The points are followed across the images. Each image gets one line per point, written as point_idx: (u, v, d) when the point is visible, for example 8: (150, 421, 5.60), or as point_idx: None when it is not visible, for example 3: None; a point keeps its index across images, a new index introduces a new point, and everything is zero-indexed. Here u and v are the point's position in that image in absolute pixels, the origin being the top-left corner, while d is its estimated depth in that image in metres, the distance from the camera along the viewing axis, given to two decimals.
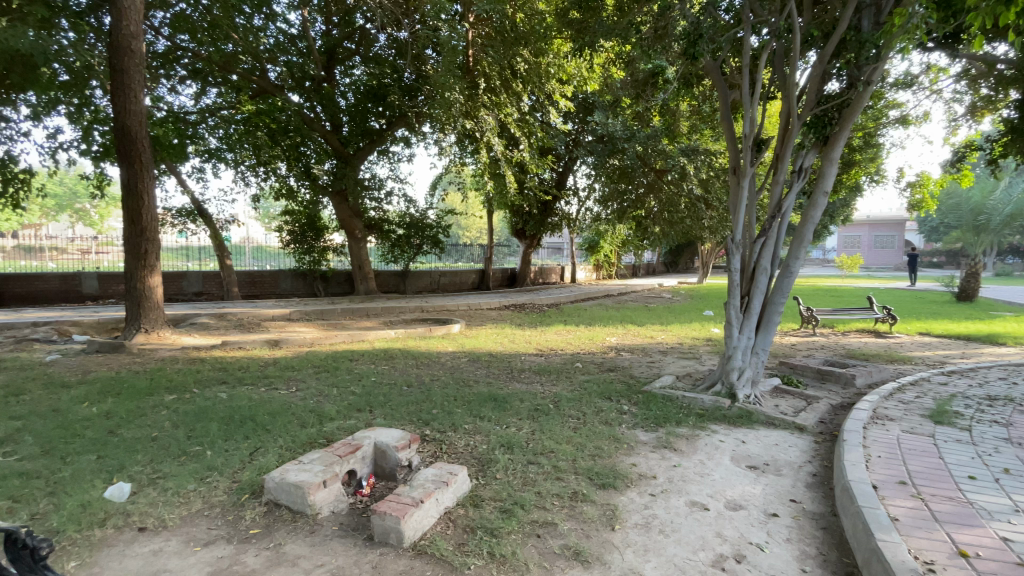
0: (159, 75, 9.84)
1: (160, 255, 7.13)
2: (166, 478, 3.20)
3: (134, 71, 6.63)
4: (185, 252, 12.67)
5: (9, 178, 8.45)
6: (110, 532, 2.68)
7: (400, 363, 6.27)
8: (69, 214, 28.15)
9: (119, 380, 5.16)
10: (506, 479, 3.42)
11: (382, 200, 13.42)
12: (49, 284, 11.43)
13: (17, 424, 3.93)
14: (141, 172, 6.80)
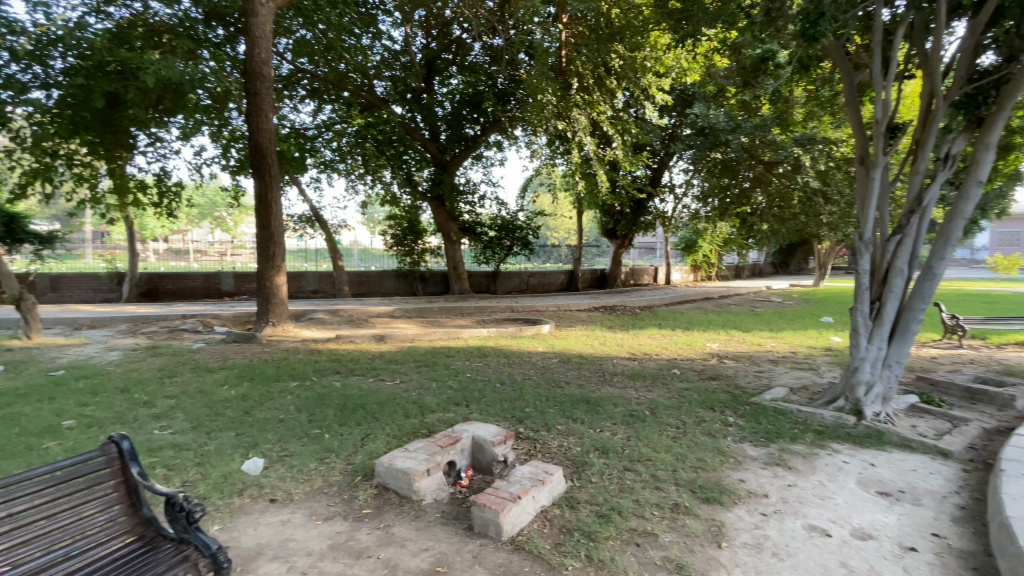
0: (284, 96, 11.00)
1: (285, 256, 7.97)
2: (291, 456, 3.56)
3: (266, 93, 7.49)
4: (301, 254, 14.24)
5: (166, 191, 9.98)
6: (248, 501, 3.03)
7: (493, 361, 6.43)
8: (210, 221, 32.65)
9: (252, 367, 5.85)
10: (602, 484, 3.35)
11: (475, 204, 13.92)
12: (196, 283, 13.20)
13: (173, 402, 4.60)
14: (271, 182, 7.67)
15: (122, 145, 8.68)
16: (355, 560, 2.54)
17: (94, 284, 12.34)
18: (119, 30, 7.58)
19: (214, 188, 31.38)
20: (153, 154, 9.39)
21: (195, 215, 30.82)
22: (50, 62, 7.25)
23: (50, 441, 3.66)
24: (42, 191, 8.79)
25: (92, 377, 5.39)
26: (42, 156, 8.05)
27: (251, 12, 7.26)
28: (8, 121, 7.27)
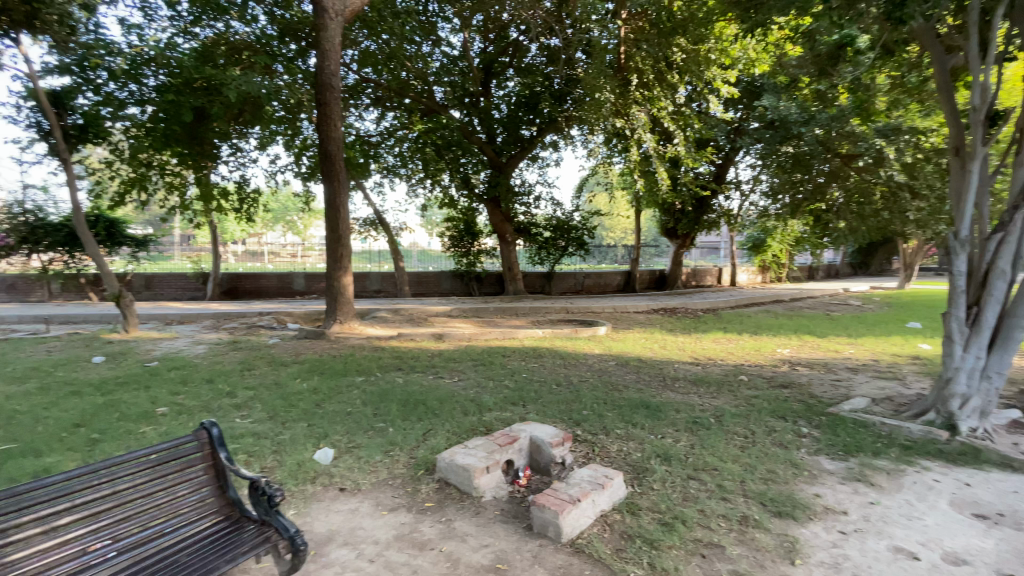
0: (350, 105, 11.53)
1: (351, 257, 8.36)
2: (358, 448, 3.72)
3: (334, 103, 7.89)
4: (365, 255, 14.93)
5: (245, 197, 10.76)
6: (319, 489, 3.20)
7: (549, 362, 6.42)
8: (283, 225, 34.91)
9: (321, 362, 6.19)
10: (664, 491, 3.25)
11: (531, 205, 13.94)
12: (270, 282, 14.14)
13: (253, 394, 4.96)
14: (339, 187, 8.07)
15: (208, 155, 9.44)
16: (418, 552, 2.62)
17: (184, 284, 13.66)
18: (204, 49, 8.27)
19: (287, 194, 33.48)
20: (234, 163, 10.14)
21: (269, 220, 33.04)
22: (145, 80, 8.01)
23: (148, 425, 4.05)
24: (140, 199, 9.73)
25: (182, 368, 5.90)
26: (140, 166, 8.92)
27: (321, 26, 7.67)
28: (110, 133, 8.12)
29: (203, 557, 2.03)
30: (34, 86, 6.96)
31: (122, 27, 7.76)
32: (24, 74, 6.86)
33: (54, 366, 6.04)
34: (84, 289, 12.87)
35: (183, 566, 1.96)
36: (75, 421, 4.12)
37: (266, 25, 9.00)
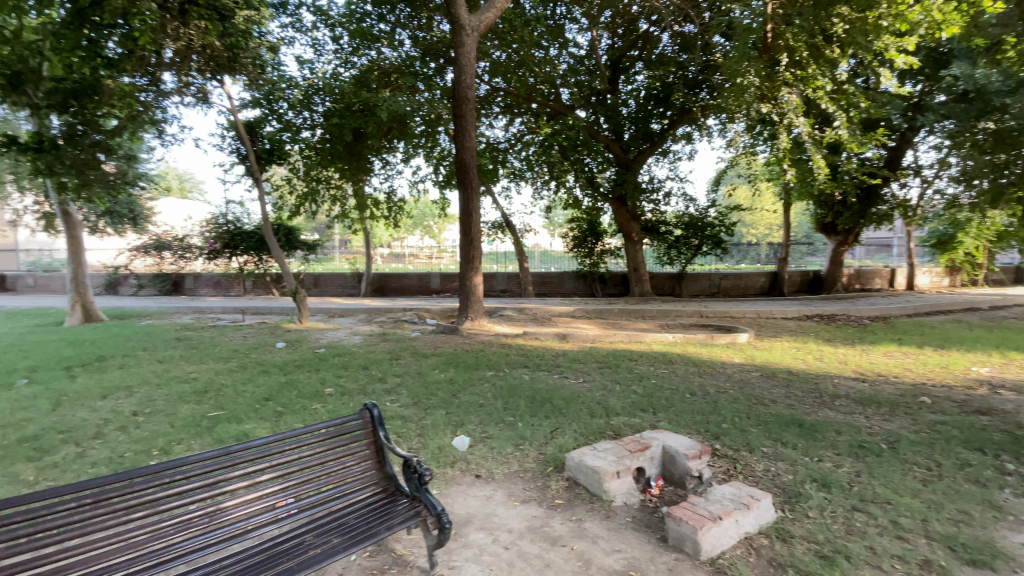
0: (482, 115, 12.14)
1: (481, 258, 8.80)
2: (491, 439, 3.92)
3: (469, 115, 8.39)
4: (491, 256, 15.66)
5: (392, 205, 11.95)
6: (458, 473, 3.43)
7: (681, 369, 6.08)
8: (422, 229, 38.50)
9: (455, 356, 6.63)
10: (821, 520, 2.89)
11: (660, 202, 13.34)
12: (411, 282, 15.57)
13: (399, 380, 5.51)
14: (471, 194, 8.56)
15: (363, 170, 10.69)
16: (550, 546, 2.67)
17: (343, 282, 15.67)
18: (360, 76, 9.42)
19: (425, 201, 36.58)
20: (383, 175, 11.28)
21: (410, 225, 36.49)
22: (315, 107, 9.32)
23: (318, 403, 4.72)
24: (311, 210, 11.37)
25: (343, 355, 6.77)
26: (311, 182, 10.42)
27: (458, 43, 8.20)
28: (289, 154, 9.61)
29: (366, 523, 2.30)
30: (236, 119, 8.56)
31: (297, 64, 9.16)
32: (230, 111, 8.46)
33: (249, 349, 7.35)
34: (268, 285, 15.40)
35: (351, 528, 2.24)
36: (265, 395, 4.95)
37: (410, 48, 9.89)
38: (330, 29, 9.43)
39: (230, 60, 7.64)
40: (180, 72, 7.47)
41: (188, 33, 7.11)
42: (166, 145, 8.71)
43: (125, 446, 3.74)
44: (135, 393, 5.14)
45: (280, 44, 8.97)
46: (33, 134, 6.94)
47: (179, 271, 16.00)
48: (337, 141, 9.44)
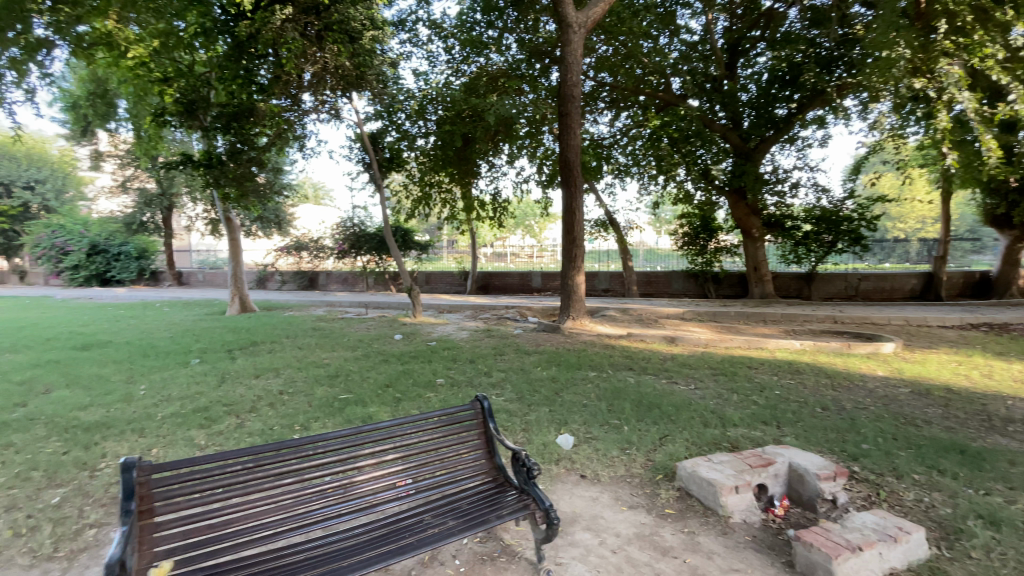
0: (587, 111, 12.00)
1: (584, 257, 8.73)
2: (597, 440, 3.87)
3: (575, 113, 8.33)
4: (593, 255, 15.46)
5: (497, 206, 12.29)
6: (562, 471, 3.43)
7: (808, 380, 5.49)
8: (524, 229, 39.72)
9: (558, 354, 6.66)
10: (994, 566, 2.43)
11: (786, 194, 12.13)
12: (513, 280, 15.91)
13: (504, 376, 5.68)
14: (575, 192, 8.52)
15: (470, 173, 11.16)
16: (660, 556, 2.57)
17: (451, 280, 16.62)
18: (470, 82, 9.84)
19: (528, 201, 37.32)
20: (489, 176, 11.63)
21: (513, 225, 37.55)
22: (428, 116, 9.88)
23: (431, 392, 5.03)
24: (424, 212, 12.12)
25: (451, 349, 7.14)
26: (424, 186, 11.11)
27: (565, 42, 8.19)
28: (406, 161, 10.32)
29: (477, 509, 2.39)
30: (361, 131, 9.42)
31: (414, 76, 9.81)
32: (356, 124, 9.33)
33: (371, 340, 8.06)
34: (386, 282, 16.85)
35: (463, 513, 2.35)
36: (384, 383, 5.39)
37: (516, 51, 10.10)
38: (443, 41, 9.97)
39: (357, 78, 8.40)
40: (316, 92, 8.39)
41: (323, 57, 7.96)
42: (305, 158, 9.85)
43: (273, 420, 4.31)
44: (280, 374, 5.90)
45: (400, 59, 9.68)
46: (206, 153, 8.25)
47: (313, 269, 18.04)
48: (448, 147, 9.94)
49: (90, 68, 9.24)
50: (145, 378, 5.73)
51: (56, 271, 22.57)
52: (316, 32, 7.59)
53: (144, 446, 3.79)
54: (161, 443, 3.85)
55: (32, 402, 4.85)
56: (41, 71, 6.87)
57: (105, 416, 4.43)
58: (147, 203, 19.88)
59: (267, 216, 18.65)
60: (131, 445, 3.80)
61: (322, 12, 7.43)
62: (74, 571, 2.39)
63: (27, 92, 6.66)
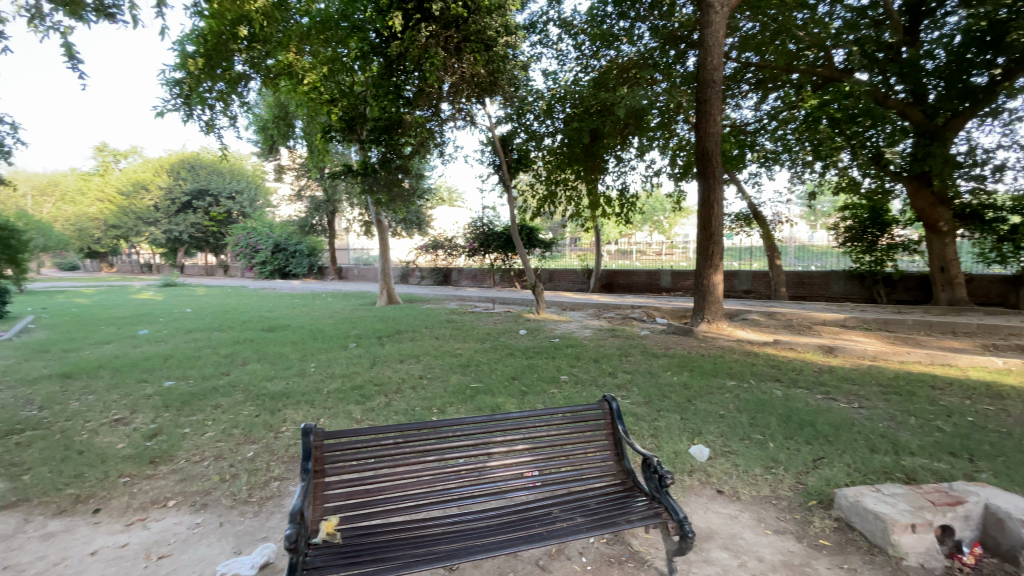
0: (728, 95, 11.11)
1: (723, 255, 8.10)
2: (736, 455, 3.56)
3: (715, 98, 7.74)
4: (731, 253, 14.24)
5: (626, 201, 11.90)
6: (696, 484, 3.22)
7: (1018, 406, 4.43)
8: (652, 224, 38.43)
9: (690, 359, 6.27)
10: None
11: (987, 179, 9.89)
12: (640, 279, 15.28)
13: (631, 377, 5.52)
14: (714, 183, 7.90)
15: (598, 169, 11.00)
16: None
17: (574, 278, 16.65)
18: (600, 77, 9.72)
19: (657, 196, 35.90)
20: (617, 171, 11.33)
21: (641, 220, 36.43)
22: (556, 115, 10.00)
23: (556, 388, 5.10)
24: (550, 211, 12.27)
25: (575, 347, 7.14)
26: (551, 185, 11.23)
27: (706, 24, 7.67)
28: (533, 160, 10.56)
29: (605, 510, 2.34)
30: (493, 135, 9.87)
31: (544, 76, 9.98)
32: (489, 129, 9.79)
33: (498, 334, 8.41)
34: (512, 279, 17.39)
35: (591, 512, 2.32)
36: (511, 375, 5.60)
37: (650, 39, 9.71)
38: (573, 39, 9.99)
39: (491, 83, 8.79)
40: (454, 101, 9.01)
41: (461, 67, 8.47)
42: (443, 163, 10.64)
43: (414, 403, 4.73)
44: (420, 361, 6.46)
45: (530, 61, 9.93)
46: (362, 163, 9.35)
47: (447, 266, 19.42)
48: (576, 144, 9.96)
49: (276, 95, 11.03)
50: (313, 358, 6.69)
51: (250, 265, 27.53)
52: (455, 44, 8.03)
53: (314, 416, 4.42)
54: (327, 414, 4.46)
55: (234, 372, 5.96)
56: (240, 101, 8.36)
57: (285, 388, 5.26)
58: (314, 208, 23.21)
59: (409, 218, 20.56)
60: (303, 414, 4.46)
61: (461, 25, 7.82)
62: (264, 514, 2.87)
63: (232, 119, 8.18)
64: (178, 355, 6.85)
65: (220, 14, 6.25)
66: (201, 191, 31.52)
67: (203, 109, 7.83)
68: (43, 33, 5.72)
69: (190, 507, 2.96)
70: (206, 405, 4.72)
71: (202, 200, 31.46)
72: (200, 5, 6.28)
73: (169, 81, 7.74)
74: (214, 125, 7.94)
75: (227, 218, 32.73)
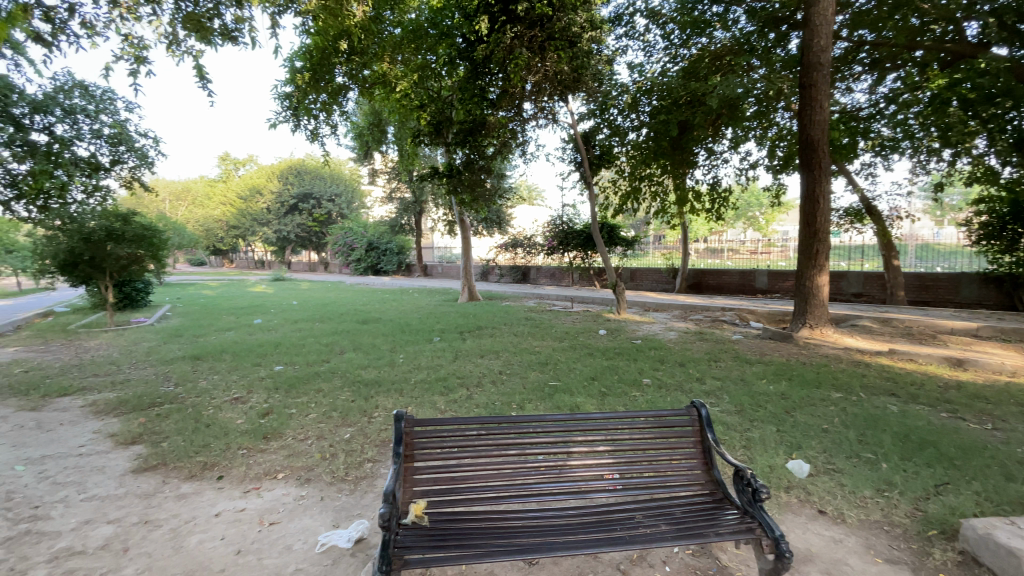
0: (837, 78, 10.10)
1: (830, 254, 7.40)
2: (841, 474, 3.24)
3: (822, 82, 7.08)
4: (838, 251, 12.94)
5: (717, 196, 11.24)
6: (794, 501, 2.97)
7: None
8: (745, 221, 36.08)
9: (788, 367, 5.79)
10: None
11: None
12: (732, 279, 14.33)
13: (721, 384, 5.22)
14: (820, 176, 7.23)
15: (686, 163, 10.48)
16: None
17: (658, 277, 16.11)
18: (690, 67, 9.28)
19: (753, 189, 33.70)
20: (708, 165, 10.75)
21: (733, 217, 34.34)
22: (642, 108, 9.73)
23: (638, 391, 4.96)
24: (633, 208, 11.92)
25: (659, 350, 6.88)
26: (635, 180, 10.90)
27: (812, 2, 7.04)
28: (617, 156, 10.37)
29: (691, 520, 2.22)
30: (575, 132, 9.80)
31: (629, 69, 9.73)
32: (571, 126, 9.75)
33: (578, 333, 8.34)
34: (592, 278, 17.14)
35: (675, 520, 2.21)
36: (591, 375, 5.54)
37: (746, 23, 9.09)
38: (662, 28, 9.62)
39: (575, 79, 8.82)
40: (536, 100, 9.09)
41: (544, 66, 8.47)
42: (526, 162, 10.76)
43: (495, 397, 4.84)
44: (500, 356, 6.59)
45: (615, 55, 9.72)
46: (448, 165, 9.71)
47: (526, 264, 19.61)
48: (663, 138, 9.58)
49: (371, 104, 11.78)
50: (402, 349, 7.07)
51: (347, 262, 29.75)
52: (540, 43, 7.95)
53: (402, 404, 4.68)
54: (414, 403, 4.69)
55: (332, 360, 6.47)
56: (340, 111, 9.05)
57: (377, 376, 5.62)
58: (404, 209, 24.54)
59: (490, 217, 21.07)
60: (393, 401, 4.74)
61: (546, 23, 7.65)
62: (358, 492, 3.09)
63: (333, 127, 8.89)
64: (286, 343, 7.57)
65: (323, 31, 6.77)
66: (305, 195, 34.57)
67: (309, 119, 8.58)
68: (180, 57, 6.57)
69: (295, 480, 3.26)
70: (309, 389, 5.17)
71: (306, 203, 34.49)
72: (307, 24, 6.87)
73: (280, 95, 8.58)
74: (318, 133, 8.65)
75: (327, 219, 35.64)
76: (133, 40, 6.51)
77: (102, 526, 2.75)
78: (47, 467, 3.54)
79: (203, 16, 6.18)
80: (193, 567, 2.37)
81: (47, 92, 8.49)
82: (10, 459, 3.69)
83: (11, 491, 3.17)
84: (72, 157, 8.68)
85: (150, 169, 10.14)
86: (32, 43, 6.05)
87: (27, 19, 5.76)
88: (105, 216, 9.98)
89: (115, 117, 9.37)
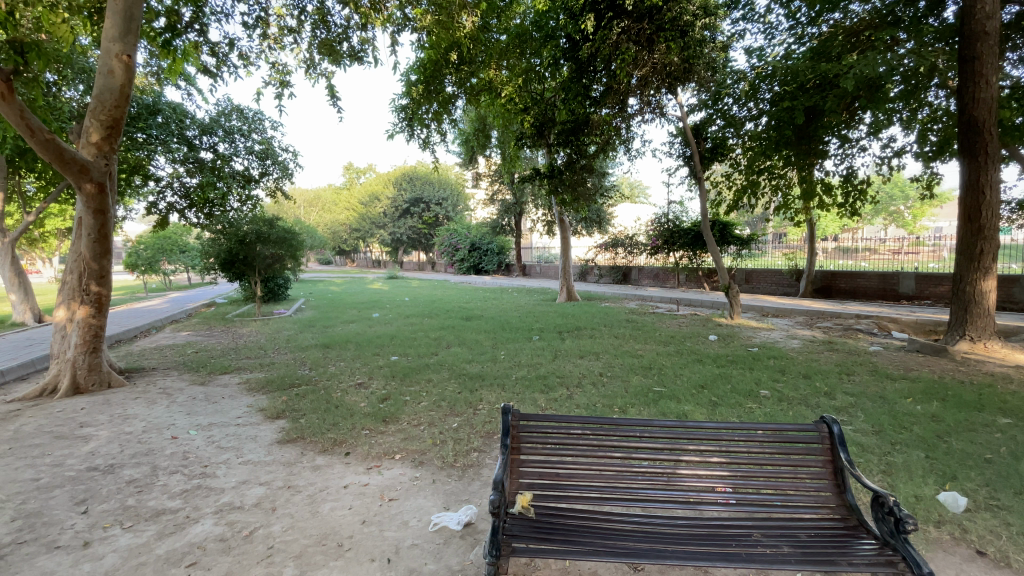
0: (1007, 48, 8.44)
1: (999, 256, 6.25)
2: (1009, 512, 2.73)
3: (989, 53, 5.97)
4: (1009, 251, 10.79)
5: (851, 189, 9.96)
6: (947, 538, 2.56)
7: None
8: (886, 216, 31.65)
9: (942, 386, 4.98)
10: None
11: None
12: (869, 282, 12.58)
13: (854, 400, 4.65)
14: (986, 163, 6.13)
15: (815, 153, 9.41)
16: None
17: (777, 279, 14.78)
18: (820, 46, 8.36)
19: (897, 180, 29.60)
20: (840, 154, 9.61)
21: (871, 211, 30.27)
22: (762, 95, 9.03)
23: (754, 403, 4.59)
24: (748, 203, 11.04)
25: (778, 359, 6.32)
26: (752, 174, 10.10)
27: None
28: (731, 148, 9.76)
29: (817, 546, 2.01)
30: (684, 125, 9.34)
31: (746, 55, 9.06)
32: (680, 119, 9.29)
33: (684, 337, 7.94)
34: (699, 279, 16.14)
35: (800, 544, 2.02)
36: (699, 383, 5.25)
37: None
38: (786, 7, 8.80)
39: (685, 70, 8.51)
40: (642, 93, 8.92)
41: (652, 59, 8.26)
42: (630, 160, 10.52)
43: (595, 399, 4.79)
44: (601, 358, 6.51)
45: (731, 41, 9.09)
46: (549, 166, 9.73)
47: (627, 264, 19.14)
48: (785, 127, 8.70)
49: (477, 111, 12.25)
50: (503, 347, 7.27)
51: (451, 262, 31.25)
52: (647, 36, 7.59)
53: (506, 399, 4.84)
54: (517, 398, 4.82)
55: (440, 354, 6.85)
56: (450, 120, 9.61)
57: (481, 370, 5.86)
58: (505, 210, 25.16)
59: (591, 217, 20.83)
60: (496, 396, 4.91)
61: (655, 15, 7.22)
62: (466, 479, 3.26)
63: (443, 135, 9.40)
64: (400, 336, 8.19)
65: (434, 44, 7.21)
66: (416, 199, 36.99)
67: (422, 129, 9.20)
68: (315, 78, 7.42)
69: (410, 462, 3.52)
70: (422, 379, 5.55)
71: (417, 207, 36.92)
72: (421, 39, 7.34)
73: (396, 108, 9.29)
74: (429, 141, 9.23)
75: (436, 222, 37.85)
76: (278, 67, 7.48)
77: (254, 487, 3.21)
78: (213, 433, 4.21)
79: (334, 41, 6.90)
80: (326, 530, 2.67)
81: (212, 117, 10.03)
82: (186, 425, 4.45)
83: (187, 451, 3.83)
84: (231, 171, 10.24)
85: (290, 180, 11.55)
86: (202, 75, 7.22)
87: (197, 54, 6.88)
88: (256, 221, 11.58)
89: (263, 135, 10.80)
